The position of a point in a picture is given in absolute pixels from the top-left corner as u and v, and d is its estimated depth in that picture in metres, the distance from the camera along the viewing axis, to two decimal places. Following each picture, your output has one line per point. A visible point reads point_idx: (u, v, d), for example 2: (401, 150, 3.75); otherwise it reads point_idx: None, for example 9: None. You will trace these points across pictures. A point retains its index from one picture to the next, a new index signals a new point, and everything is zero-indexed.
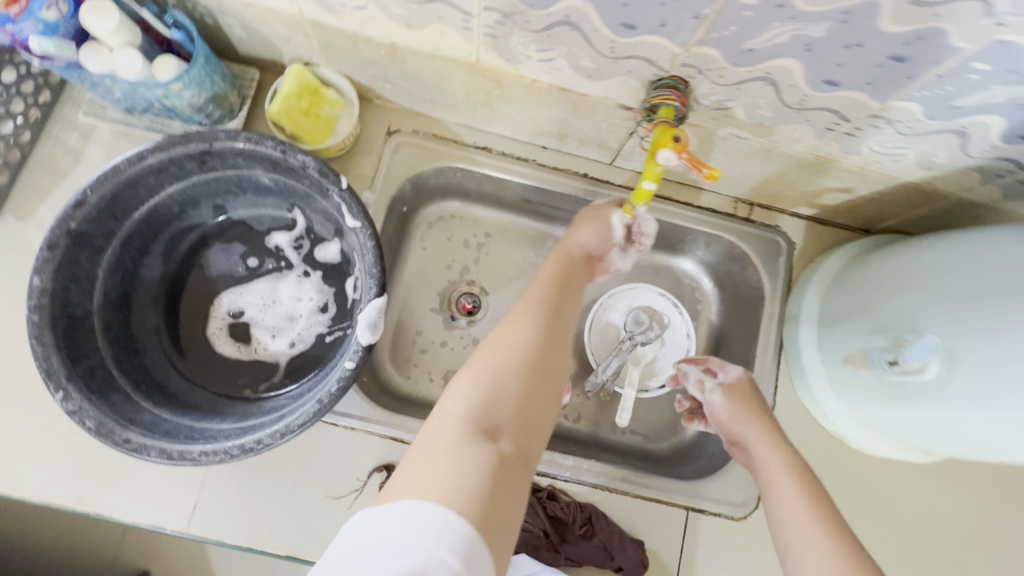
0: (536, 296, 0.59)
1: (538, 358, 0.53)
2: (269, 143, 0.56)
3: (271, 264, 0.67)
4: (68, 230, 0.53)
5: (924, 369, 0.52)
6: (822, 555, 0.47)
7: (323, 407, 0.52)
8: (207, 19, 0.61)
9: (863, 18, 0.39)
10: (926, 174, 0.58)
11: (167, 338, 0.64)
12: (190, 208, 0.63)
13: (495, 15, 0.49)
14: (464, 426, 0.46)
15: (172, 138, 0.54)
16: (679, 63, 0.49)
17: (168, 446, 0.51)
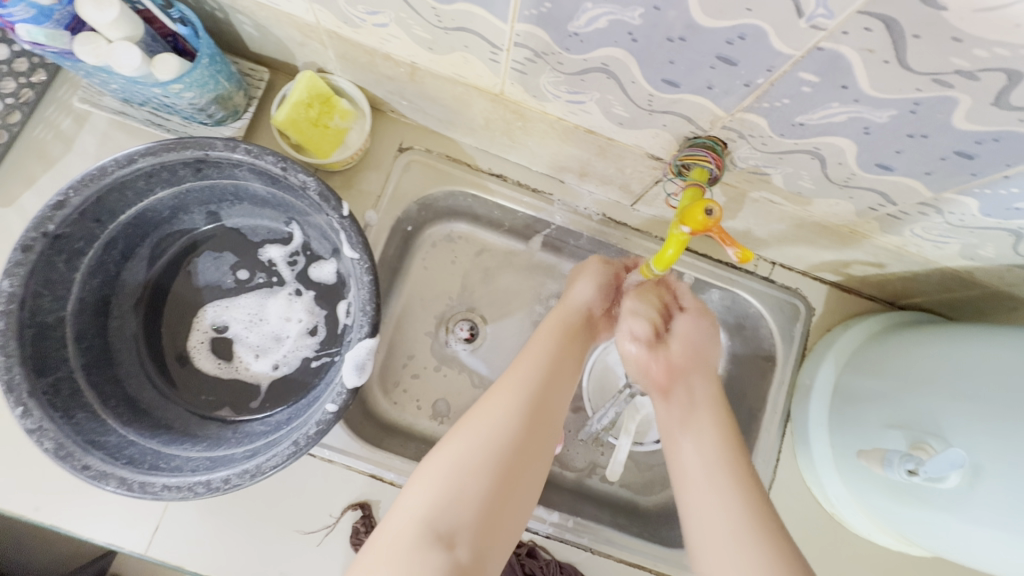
0: (529, 367, 0.53)
1: (552, 373, 0.53)
2: (270, 158, 0.52)
3: (262, 278, 0.63)
4: (43, 233, 0.49)
5: (945, 479, 0.47)
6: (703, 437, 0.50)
7: (299, 449, 0.48)
8: (218, 13, 0.57)
9: (936, 110, 0.35)
10: (967, 264, 0.54)
11: (144, 348, 0.60)
12: (181, 213, 0.59)
13: (526, 52, 0.45)
14: (417, 534, 0.42)
15: (165, 143, 0.50)
16: (720, 126, 0.45)
17: (130, 476, 0.48)
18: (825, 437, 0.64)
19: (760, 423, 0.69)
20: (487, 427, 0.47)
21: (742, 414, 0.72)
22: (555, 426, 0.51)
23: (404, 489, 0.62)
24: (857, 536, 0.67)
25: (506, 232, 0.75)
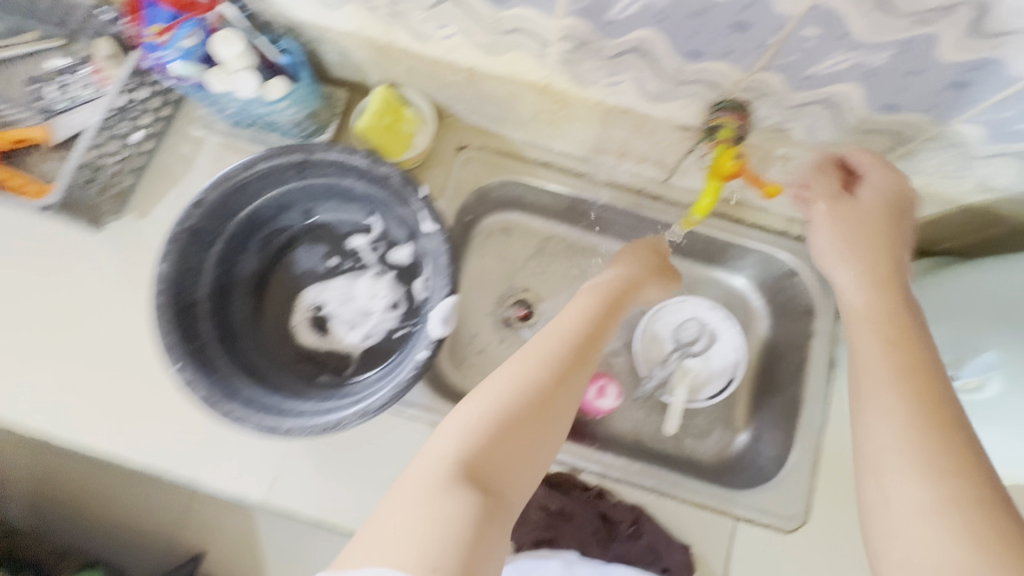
0: (564, 327, 0.55)
1: (587, 328, 0.55)
2: (360, 155, 0.62)
3: (350, 264, 0.74)
4: (189, 226, 0.61)
5: (984, 388, 0.54)
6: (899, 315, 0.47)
7: (399, 391, 0.57)
8: (309, 46, 0.69)
9: (924, 47, 0.42)
10: (987, 196, 0.59)
11: (257, 328, 0.71)
12: (284, 211, 0.71)
13: (570, 43, 0.54)
14: (449, 469, 0.41)
15: (277, 149, 0.62)
16: (741, 88, 0.53)
17: (263, 419, 0.58)
18: None
19: (807, 371, 0.73)
20: (515, 375, 0.49)
21: (789, 366, 0.76)
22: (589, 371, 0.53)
23: None
24: None
25: (554, 217, 0.84)
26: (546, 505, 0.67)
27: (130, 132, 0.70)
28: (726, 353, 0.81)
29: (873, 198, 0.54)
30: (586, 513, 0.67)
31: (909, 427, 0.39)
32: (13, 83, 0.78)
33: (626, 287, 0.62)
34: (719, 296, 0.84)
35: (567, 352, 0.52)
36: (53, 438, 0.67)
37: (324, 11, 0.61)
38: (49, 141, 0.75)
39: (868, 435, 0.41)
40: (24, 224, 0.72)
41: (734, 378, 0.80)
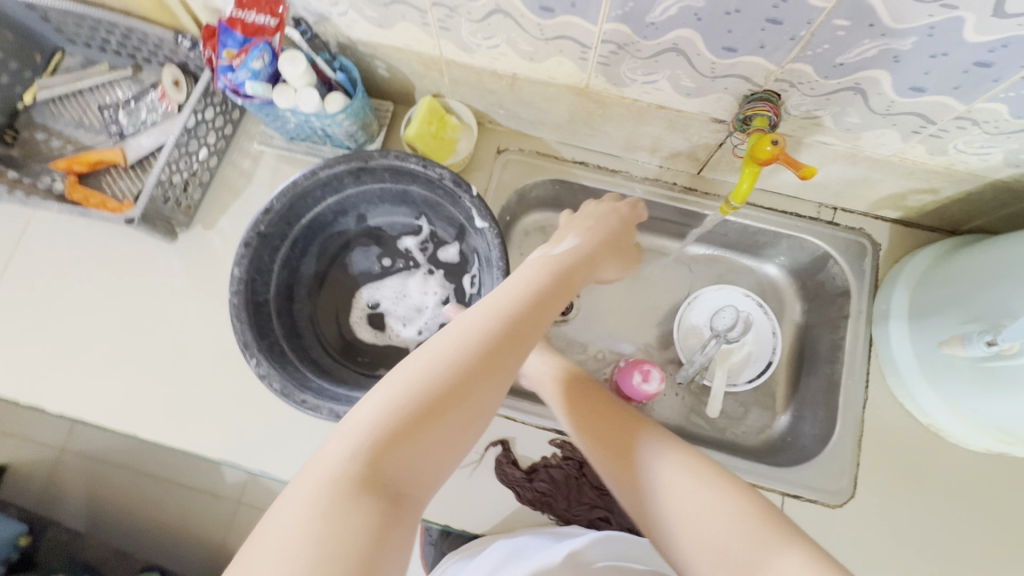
0: (501, 300, 0.47)
1: (529, 304, 0.48)
2: (413, 159, 0.66)
3: (402, 264, 0.79)
4: (258, 233, 0.65)
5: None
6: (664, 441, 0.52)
7: None
8: (361, 63, 0.75)
9: (949, 31, 0.46)
10: (1015, 172, 0.62)
11: (318, 326, 0.75)
12: (340, 216, 0.76)
13: (611, 46, 0.58)
14: (357, 466, 0.34)
15: (338, 157, 0.67)
16: (774, 79, 0.57)
17: (336, 408, 0.62)
18: (908, 351, 0.70)
19: (845, 351, 0.76)
20: (443, 344, 0.42)
21: (826, 348, 0.79)
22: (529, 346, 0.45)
23: (533, 426, 0.73)
24: (959, 446, 0.70)
25: None
26: (601, 484, 0.69)
27: (198, 149, 0.76)
28: (764, 339, 0.84)
29: None
30: None
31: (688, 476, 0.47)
32: (89, 111, 0.85)
33: (575, 261, 0.57)
34: (752, 283, 0.87)
35: (500, 330, 0.44)
36: (137, 435, 0.72)
37: (378, 30, 0.67)
38: (124, 162, 0.81)
39: (660, 481, 0.48)
40: (103, 239, 0.79)
41: (772, 361, 0.83)
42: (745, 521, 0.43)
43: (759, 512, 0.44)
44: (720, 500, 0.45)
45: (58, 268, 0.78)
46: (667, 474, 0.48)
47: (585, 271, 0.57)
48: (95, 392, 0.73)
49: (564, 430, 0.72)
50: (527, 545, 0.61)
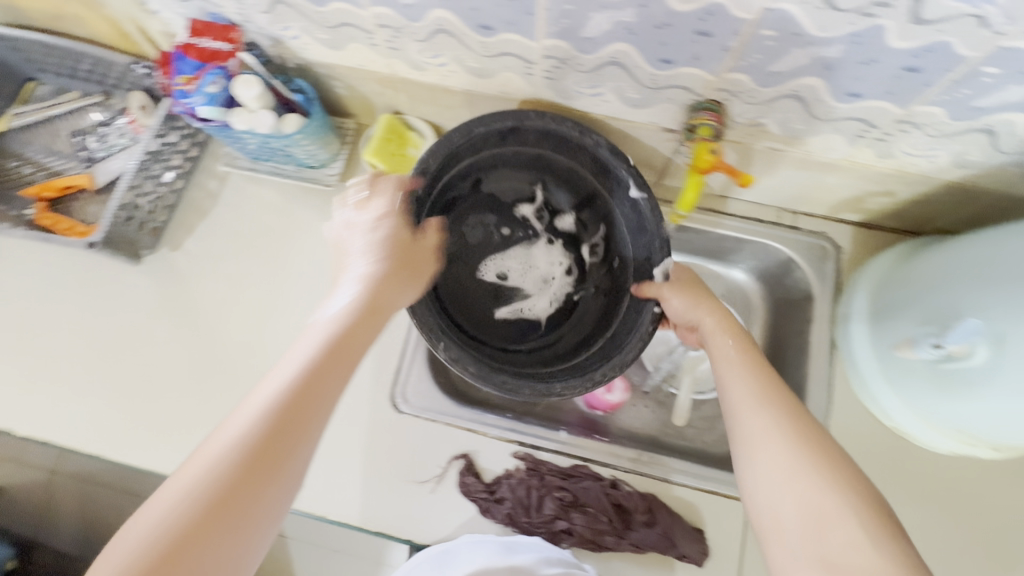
0: (294, 357, 0.46)
1: (326, 353, 0.46)
2: (568, 122, 0.67)
3: (521, 234, 0.75)
4: (415, 199, 0.64)
5: (974, 354, 0.56)
6: (757, 413, 0.51)
7: (644, 340, 0.64)
8: (319, 83, 0.76)
9: (872, 38, 0.46)
10: (965, 172, 0.62)
11: (484, 301, 0.74)
12: (462, 182, 0.72)
13: (553, 61, 0.59)
14: (137, 566, 0.37)
15: (492, 115, 0.66)
16: (714, 88, 0.57)
17: (587, 386, 0.62)
18: (870, 353, 0.69)
19: (809, 355, 0.75)
20: (241, 422, 0.42)
21: (792, 352, 0.79)
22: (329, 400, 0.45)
23: (495, 437, 0.73)
24: (923, 449, 0.70)
25: None
26: (562, 495, 0.69)
27: (161, 172, 0.78)
28: None
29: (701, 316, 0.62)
30: (600, 502, 0.69)
31: (796, 444, 0.48)
32: (59, 137, 0.86)
33: (376, 291, 0.52)
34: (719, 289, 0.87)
35: (295, 386, 0.44)
36: (102, 457, 0.73)
37: (330, 52, 0.68)
38: (93, 186, 0.82)
39: (767, 461, 0.48)
40: (70, 263, 0.80)
41: None
42: (848, 527, 0.43)
43: (851, 508, 0.43)
44: (811, 483, 0.45)
45: (27, 293, 0.79)
46: (772, 449, 0.48)
47: (392, 303, 0.53)
48: (61, 416, 0.74)
49: (527, 441, 0.73)
50: (483, 547, 0.65)
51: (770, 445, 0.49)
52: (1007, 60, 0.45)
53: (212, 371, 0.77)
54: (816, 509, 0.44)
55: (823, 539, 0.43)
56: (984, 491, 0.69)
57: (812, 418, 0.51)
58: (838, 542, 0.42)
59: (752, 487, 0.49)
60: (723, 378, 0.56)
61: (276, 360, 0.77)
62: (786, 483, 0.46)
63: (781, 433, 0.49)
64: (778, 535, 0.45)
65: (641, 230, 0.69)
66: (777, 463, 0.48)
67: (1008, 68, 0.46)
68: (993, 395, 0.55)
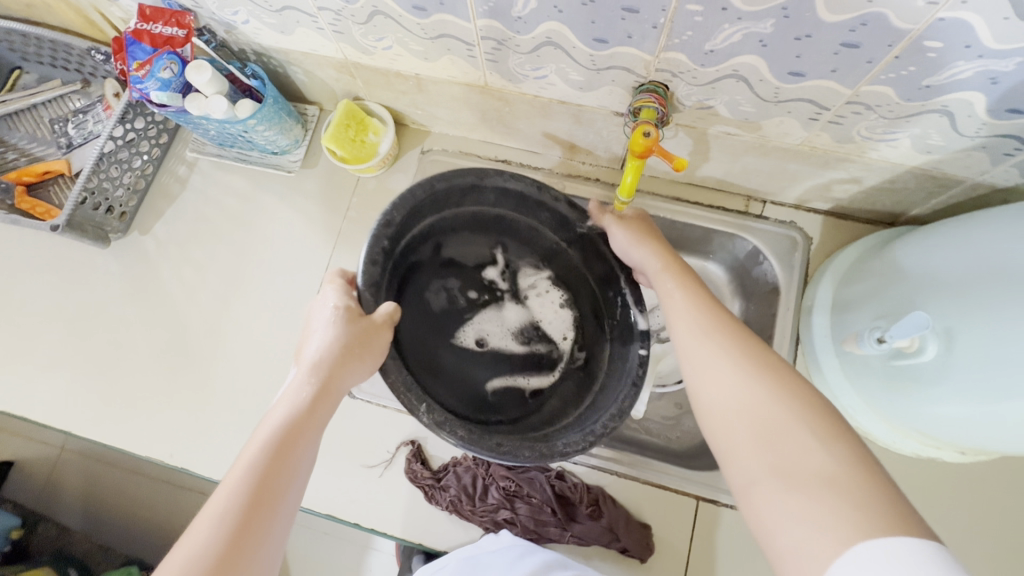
0: (250, 454, 0.45)
1: (280, 443, 0.46)
2: (528, 180, 0.63)
3: (487, 297, 0.68)
4: (375, 260, 0.56)
5: (924, 350, 0.52)
6: (700, 341, 0.48)
7: (639, 385, 0.58)
8: (278, 69, 0.76)
9: (802, 11, 0.43)
10: (929, 158, 0.58)
11: (459, 381, 0.64)
12: (422, 250, 0.65)
13: (491, 43, 0.58)
14: None
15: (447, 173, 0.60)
16: (654, 69, 0.55)
17: (586, 441, 0.56)
18: (829, 347, 0.66)
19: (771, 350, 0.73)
20: (210, 526, 0.41)
21: None
22: (293, 489, 0.45)
23: None
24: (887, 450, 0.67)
25: None
26: (506, 484, 0.69)
27: (132, 159, 0.80)
28: None
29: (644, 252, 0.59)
30: (543, 493, 0.68)
31: (742, 368, 0.45)
32: (41, 125, 0.89)
33: (328, 372, 0.51)
34: None
35: (248, 495, 0.43)
36: (69, 433, 0.75)
37: (282, 36, 0.68)
38: (71, 171, 0.85)
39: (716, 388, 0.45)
40: (46, 245, 0.83)
41: None
42: (799, 435, 0.39)
43: (797, 417, 0.40)
44: (758, 398, 0.42)
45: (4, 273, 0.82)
46: (722, 374, 0.45)
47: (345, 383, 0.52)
48: (31, 392, 0.77)
49: None
50: (506, 556, 0.63)
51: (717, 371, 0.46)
52: (947, 34, 0.42)
53: (174, 353, 0.78)
54: (774, 421, 0.40)
55: (777, 461, 0.39)
56: (949, 494, 0.66)
57: (759, 342, 0.47)
58: (798, 450, 0.38)
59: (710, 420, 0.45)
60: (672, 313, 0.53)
61: (235, 344, 0.78)
62: (732, 403, 0.43)
63: (729, 358, 0.46)
64: (734, 460, 0.41)
65: (608, 281, 0.66)
66: (725, 386, 0.44)
67: (951, 42, 0.42)
68: (942, 394, 0.52)
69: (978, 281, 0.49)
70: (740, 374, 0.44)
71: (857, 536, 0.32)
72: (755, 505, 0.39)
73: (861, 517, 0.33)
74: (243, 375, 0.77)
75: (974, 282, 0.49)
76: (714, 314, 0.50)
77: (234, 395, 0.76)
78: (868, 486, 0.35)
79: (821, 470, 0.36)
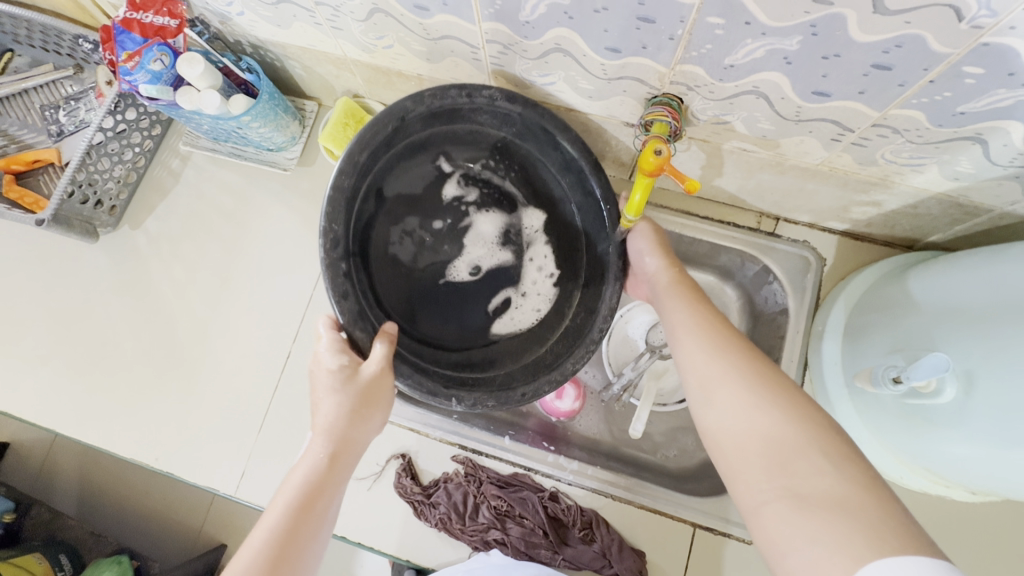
0: (265, 527, 0.43)
1: (295, 518, 0.44)
2: (452, 90, 0.57)
3: (456, 220, 0.63)
4: (343, 273, 0.52)
5: (941, 392, 0.50)
6: (705, 356, 0.46)
7: (620, 275, 0.59)
8: (276, 62, 0.73)
9: (833, 30, 0.40)
10: (956, 185, 0.55)
11: (453, 308, 0.62)
12: (363, 210, 0.56)
13: (497, 46, 0.55)
14: None
15: (364, 132, 0.54)
16: (669, 81, 0.52)
17: (582, 348, 0.57)
18: (840, 379, 0.64)
19: None
20: None
21: None
22: (309, 559, 0.44)
23: (438, 439, 0.71)
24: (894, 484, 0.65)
25: None
26: (497, 504, 0.67)
27: (124, 151, 0.77)
28: None
29: (655, 265, 0.57)
30: (536, 514, 0.66)
31: (747, 385, 0.42)
32: (32, 111, 0.86)
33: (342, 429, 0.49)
34: None
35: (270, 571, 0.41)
36: (53, 431, 0.74)
37: (278, 30, 0.65)
38: (60, 161, 0.83)
39: (722, 406, 0.42)
40: (33, 238, 0.80)
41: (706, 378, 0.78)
42: (811, 455, 0.37)
43: (807, 436, 0.38)
44: (768, 418, 0.40)
45: None
46: (727, 391, 0.43)
47: (360, 437, 0.51)
48: (16, 388, 0.75)
49: (468, 444, 0.70)
50: None
51: (723, 387, 0.43)
52: (991, 60, 0.38)
53: (161, 353, 0.76)
54: (781, 442, 0.38)
55: (788, 480, 0.37)
56: (957, 533, 0.63)
57: (766, 357, 0.45)
58: (813, 469, 0.36)
59: (715, 440, 0.42)
60: (675, 334, 0.50)
61: (226, 347, 0.76)
62: (737, 419, 0.41)
63: (737, 374, 0.43)
64: (743, 483, 0.39)
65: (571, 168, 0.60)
66: (732, 402, 0.42)
67: (993, 69, 0.39)
68: (954, 437, 0.49)
69: (996, 322, 0.46)
70: (748, 391, 0.42)
71: (870, 554, 0.31)
72: (765, 525, 0.37)
73: (872, 534, 0.32)
74: (232, 378, 0.75)
75: (994, 322, 0.47)
76: (718, 328, 0.48)
77: (221, 398, 0.74)
78: (877, 506, 0.33)
79: (836, 491, 0.35)
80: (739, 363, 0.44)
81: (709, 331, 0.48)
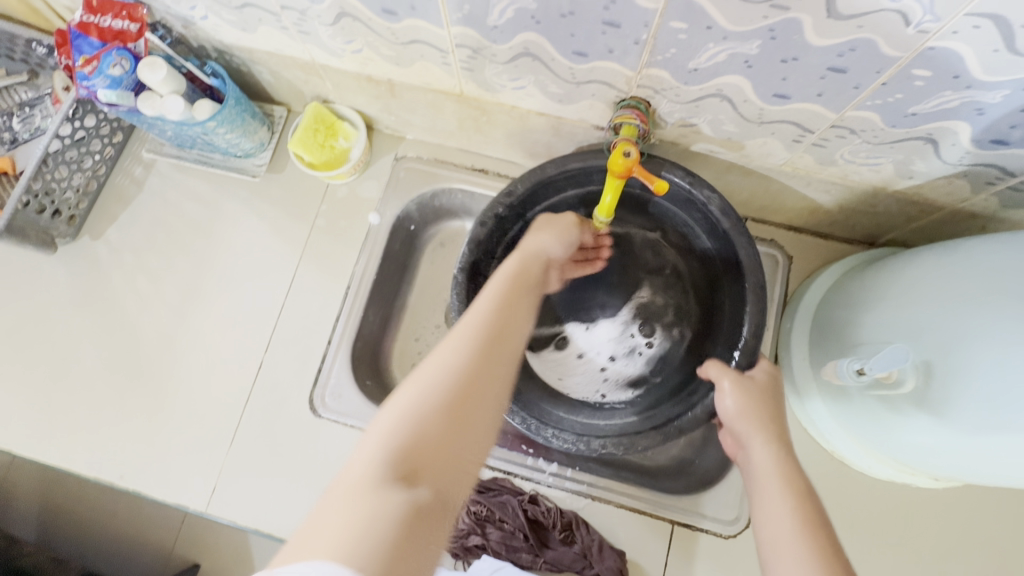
0: (477, 308, 0.47)
1: (499, 309, 0.48)
2: (679, 173, 0.59)
3: (610, 287, 0.72)
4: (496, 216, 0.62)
5: (903, 382, 0.51)
6: (779, 506, 0.45)
7: (669, 435, 0.58)
8: (242, 67, 0.72)
9: (790, 34, 0.41)
10: (912, 183, 0.57)
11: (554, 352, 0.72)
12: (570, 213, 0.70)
13: (466, 51, 0.55)
14: (377, 471, 0.36)
15: (573, 155, 0.61)
16: (636, 85, 0.53)
17: (584, 436, 0.60)
18: (808, 372, 0.66)
19: None
20: (442, 358, 0.43)
21: None
22: (516, 339, 0.47)
23: None
24: (862, 474, 0.67)
25: None
26: (477, 510, 0.66)
27: (83, 159, 0.75)
28: None
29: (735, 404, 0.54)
30: (516, 518, 0.66)
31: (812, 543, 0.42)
32: None
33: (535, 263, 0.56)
34: None
35: (484, 330, 0.45)
36: (11, 452, 0.71)
37: (243, 34, 0.64)
38: (14, 170, 0.80)
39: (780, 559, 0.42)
40: None
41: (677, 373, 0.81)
42: None
43: None
44: None
45: None
46: (791, 548, 0.42)
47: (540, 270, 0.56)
48: None
49: None
50: None
51: (787, 541, 0.43)
52: (937, 63, 0.40)
53: (127, 367, 0.73)
54: None
55: None
56: (922, 519, 0.66)
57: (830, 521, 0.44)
58: None
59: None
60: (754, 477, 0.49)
61: (194, 359, 0.74)
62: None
63: (802, 532, 0.43)
64: None
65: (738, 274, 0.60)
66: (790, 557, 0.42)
67: (939, 71, 0.41)
68: (915, 425, 0.51)
69: (947, 315, 0.48)
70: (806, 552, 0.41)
71: None
72: None
73: None
74: (202, 390, 0.73)
75: (944, 315, 0.49)
76: (798, 480, 0.47)
77: (191, 412, 0.72)
78: None
79: None
80: (810, 520, 0.44)
81: (789, 485, 0.47)
